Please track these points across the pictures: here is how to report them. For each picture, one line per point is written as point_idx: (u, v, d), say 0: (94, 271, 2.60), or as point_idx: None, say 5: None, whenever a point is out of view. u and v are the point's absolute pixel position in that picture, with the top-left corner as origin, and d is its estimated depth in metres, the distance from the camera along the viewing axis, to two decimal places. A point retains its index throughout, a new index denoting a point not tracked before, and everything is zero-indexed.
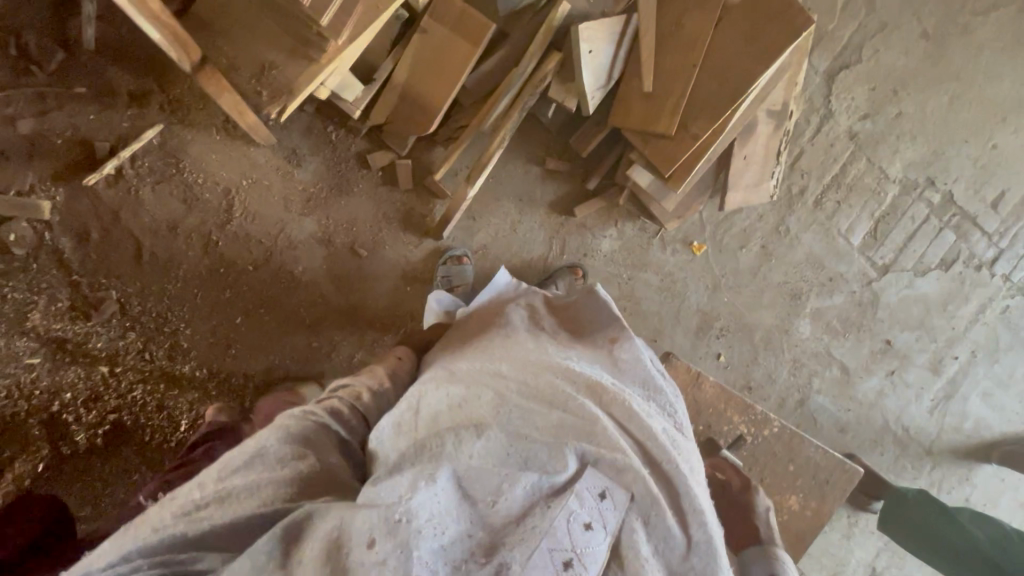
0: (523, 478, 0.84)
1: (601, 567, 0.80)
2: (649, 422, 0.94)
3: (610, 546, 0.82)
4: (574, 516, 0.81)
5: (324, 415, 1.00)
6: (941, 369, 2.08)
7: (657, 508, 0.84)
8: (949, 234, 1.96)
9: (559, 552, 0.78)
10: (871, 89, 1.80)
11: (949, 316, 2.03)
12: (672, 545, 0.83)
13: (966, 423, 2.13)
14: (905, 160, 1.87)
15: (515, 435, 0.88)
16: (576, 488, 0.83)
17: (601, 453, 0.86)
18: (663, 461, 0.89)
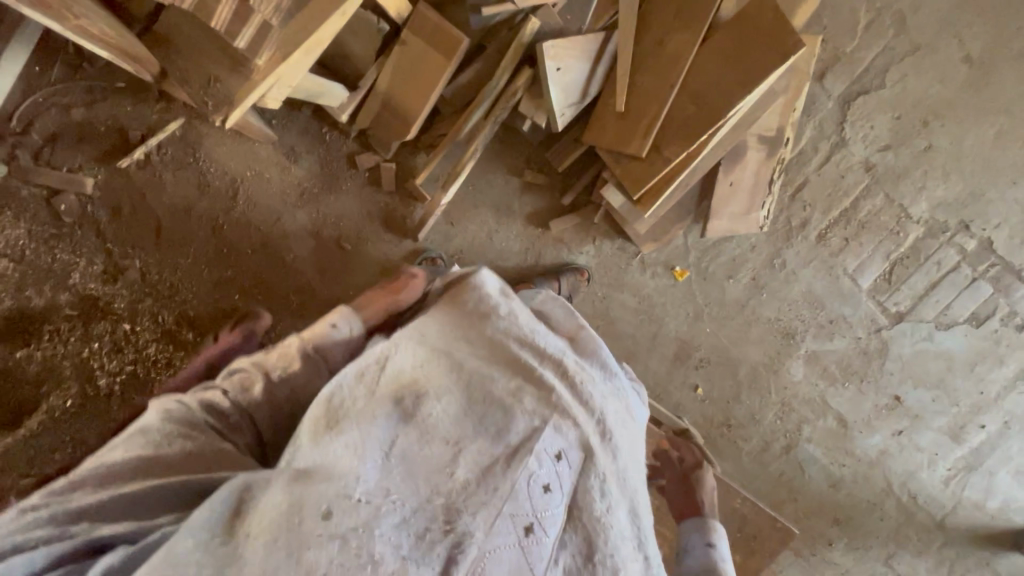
0: (480, 444, 0.86)
1: (558, 530, 0.86)
2: (601, 405, 1.02)
3: (564, 508, 0.88)
4: (533, 479, 0.85)
5: (213, 399, 0.97)
6: (965, 436, 1.84)
7: (603, 478, 0.94)
8: (986, 286, 1.72)
9: (521, 518, 0.81)
10: (894, 118, 1.64)
11: (977, 378, 1.79)
12: (617, 515, 0.93)
13: (991, 501, 1.88)
14: (935, 198, 1.68)
15: (475, 399, 0.92)
16: (536, 451, 0.88)
17: (559, 423, 0.93)
18: (608, 435, 0.99)
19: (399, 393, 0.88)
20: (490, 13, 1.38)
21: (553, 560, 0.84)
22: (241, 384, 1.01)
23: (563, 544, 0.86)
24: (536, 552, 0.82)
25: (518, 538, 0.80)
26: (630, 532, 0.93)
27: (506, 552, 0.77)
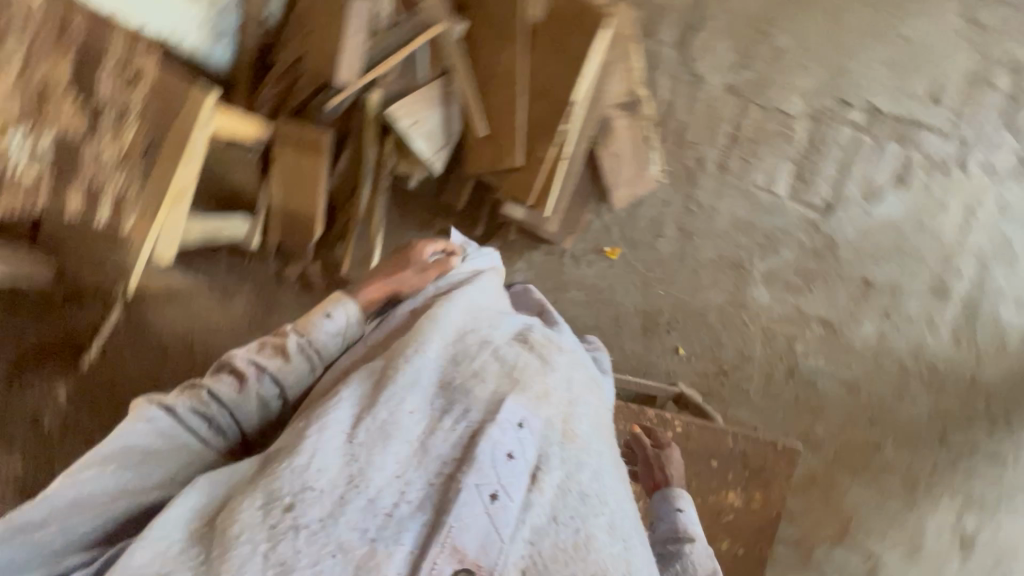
0: (444, 422, 0.84)
1: (525, 496, 0.78)
2: (573, 370, 0.97)
3: (530, 477, 0.80)
4: (497, 446, 0.80)
5: (210, 391, 0.98)
6: (949, 288, 1.81)
7: (577, 444, 0.86)
8: (892, 145, 1.76)
9: (487, 487, 0.77)
10: (732, 40, 1.73)
11: (930, 231, 1.79)
12: (594, 481, 0.84)
13: (1009, 340, 1.82)
14: (804, 89, 1.74)
15: (442, 376, 0.90)
16: (498, 420, 0.83)
17: (523, 387, 0.89)
18: (579, 398, 0.93)
19: (364, 379, 0.89)
20: (334, 104, 1.50)
21: (527, 531, 0.76)
22: (233, 377, 1.00)
23: (536, 519, 0.77)
24: (507, 520, 0.76)
25: (484, 506, 0.76)
26: (602, 495, 0.83)
27: (470, 522, 0.74)
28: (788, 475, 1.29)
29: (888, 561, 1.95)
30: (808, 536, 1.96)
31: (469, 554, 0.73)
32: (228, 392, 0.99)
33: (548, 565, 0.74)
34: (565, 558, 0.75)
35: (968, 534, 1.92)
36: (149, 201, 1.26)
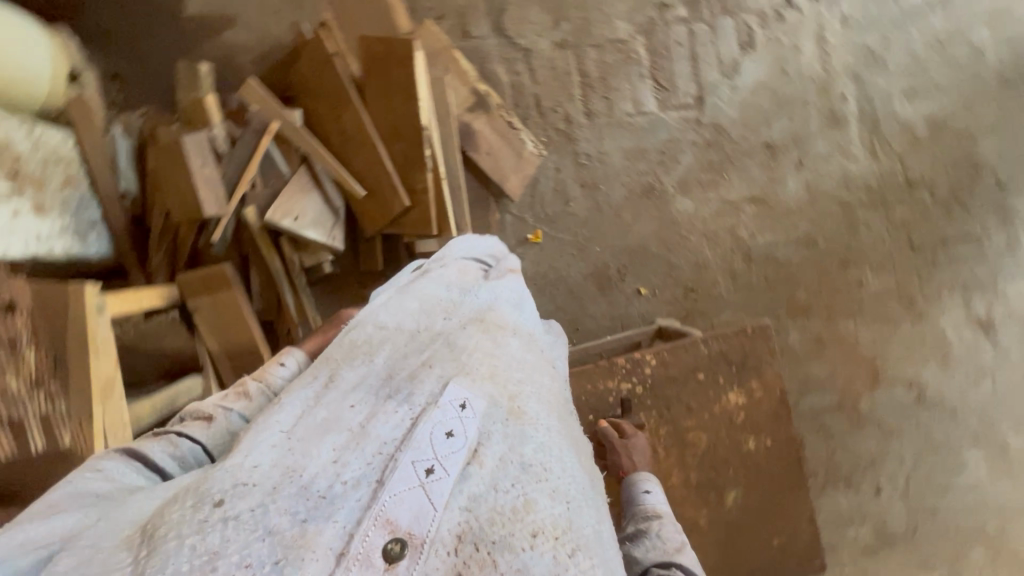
0: (389, 408, 0.76)
1: (464, 470, 0.69)
2: (525, 361, 0.89)
3: (471, 455, 0.70)
4: (438, 425, 0.72)
5: (181, 434, 0.85)
6: (840, 113, 1.88)
7: (523, 422, 0.77)
8: (724, 20, 1.84)
9: (423, 462, 0.68)
10: (539, 4, 1.81)
11: (797, 74, 1.86)
12: (540, 454, 0.75)
13: (915, 130, 1.90)
14: (623, 13, 1.83)
15: (391, 367, 0.83)
16: (439, 402, 0.74)
17: (469, 367, 0.81)
18: (528, 384, 0.85)
19: (311, 380, 0.83)
20: (218, 234, 1.55)
21: (466, 502, 0.67)
22: (200, 418, 0.88)
23: (474, 489, 0.68)
24: (446, 489, 0.66)
25: (419, 481, 0.67)
26: (544, 477, 0.72)
27: (401, 495, 0.65)
28: (772, 348, 1.31)
29: (928, 378, 1.97)
30: (847, 393, 1.96)
31: (402, 528, 0.63)
32: (200, 431, 0.85)
33: (487, 536, 0.65)
34: (509, 528, 0.66)
35: (981, 317, 1.96)
36: (80, 412, 1.20)
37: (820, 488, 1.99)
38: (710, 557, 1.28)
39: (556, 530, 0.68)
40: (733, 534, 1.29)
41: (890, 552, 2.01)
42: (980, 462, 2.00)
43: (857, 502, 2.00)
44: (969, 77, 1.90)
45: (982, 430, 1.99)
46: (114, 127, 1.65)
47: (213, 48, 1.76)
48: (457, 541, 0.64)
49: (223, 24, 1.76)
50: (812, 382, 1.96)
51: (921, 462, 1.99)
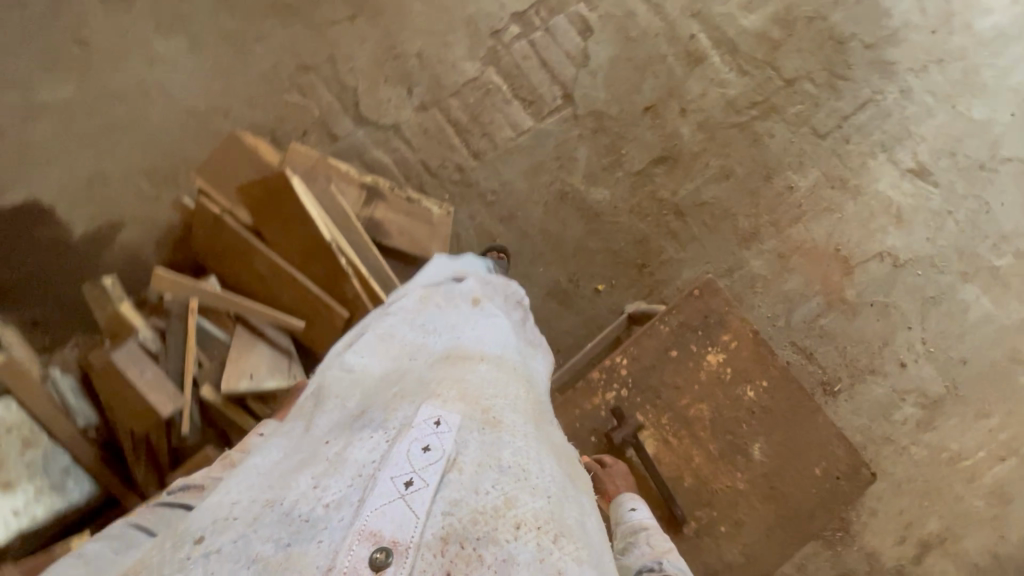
0: (366, 436, 0.78)
1: (443, 479, 0.70)
2: (499, 374, 0.90)
3: (449, 465, 0.72)
4: (414, 442, 0.74)
5: (178, 505, 0.91)
6: (697, 49, 1.95)
7: (499, 428, 0.79)
8: (556, 19, 1.91)
9: (402, 475, 0.69)
10: (387, 80, 1.87)
11: (641, 34, 1.93)
12: (519, 455, 0.77)
13: (768, 33, 1.97)
14: (465, 54, 1.90)
15: (366, 404, 0.87)
16: (414, 421, 0.76)
17: (438, 385, 0.84)
18: (504, 394, 0.86)
19: (295, 432, 0.89)
20: (187, 424, 1.56)
21: (447, 506, 0.68)
22: (195, 488, 0.93)
23: (453, 494, 0.69)
24: (423, 497, 0.67)
25: (399, 494, 0.67)
26: (520, 482, 0.74)
27: (379, 508, 0.66)
28: (727, 298, 1.31)
29: (894, 242, 1.99)
30: (830, 291, 1.97)
31: (382, 538, 0.63)
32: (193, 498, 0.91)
33: (471, 534, 0.66)
34: (494, 525, 0.68)
35: (913, 167, 2.00)
36: None
37: (850, 388, 1.98)
38: (764, 514, 1.26)
39: (540, 521, 0.70)
40: (775, 484, 1.27)
41: (943, 416, 2.00)
42: (981, 296, 2.00)
43: (890, 384, 1.99)
44: None
45: (967, 267, 2.00)
46: (51, 371, 1.66)
47: (114, 255, 1.79)
48: (442, 543, 0.65)
49: (114, 230, 1.80)
50: (793, 296, 1.97)
51: (929, 322, 1.99)
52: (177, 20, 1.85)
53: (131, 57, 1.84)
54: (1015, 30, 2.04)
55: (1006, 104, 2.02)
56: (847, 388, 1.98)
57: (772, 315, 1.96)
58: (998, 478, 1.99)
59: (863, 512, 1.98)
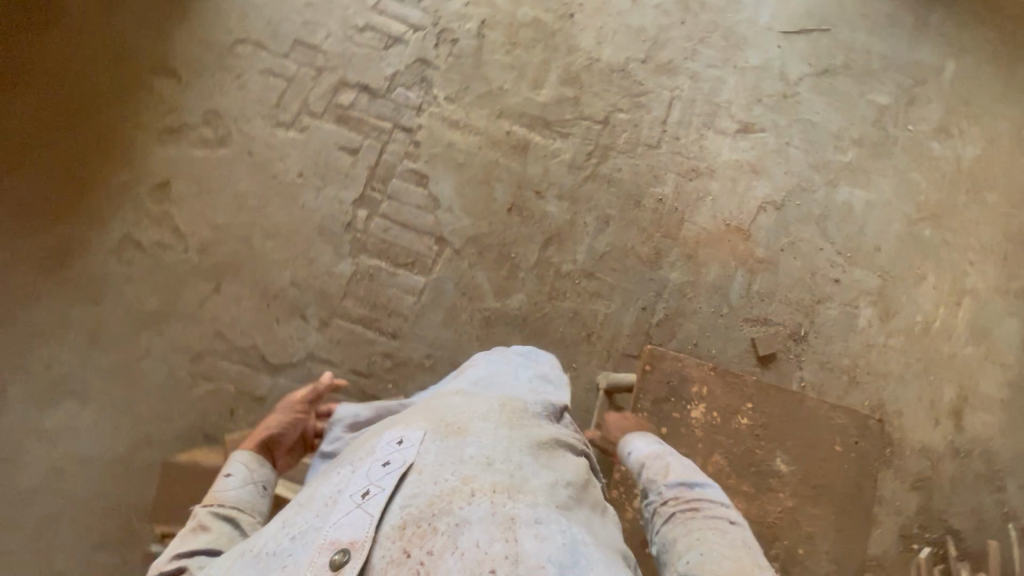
0: (341, 472, 1.07)
1: (394, 483, 0.97)
2: (460, 404, 1.19)
3: (403, 471, 0.99)
4: (379, 461, 1.03)
5: (200, 531, 1.12)
6: (518, 140, 2.10)
7: (457, 437, 1.07)
8: (392, 185, 2.02)
9: (362, 490, 0.98)
10: (279, 321, 1.89)
11: (467, 155, 2.07)
12: (476, 451, 1.03)
13: (564, 94, 2.16)
14: (333, 257, 1.95)
15: (354, 451, 1.17)
16: (381, 449, 1.07)
17: (407, 423, 1.15)
18: (459, 414, 1.14)
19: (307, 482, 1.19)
20: None
21: (403, 503, 0.93)
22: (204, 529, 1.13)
23: (410, 491, 0.95)
24: (380, 497, 0.95)
25: (360, 502, 0.95)
26: (467, 468, 0.99)
27: (347, 515, 0.93)
28: (674, 356, 1.37)
29: (763, 191, 2.18)
30: (746, 259, 2.12)
31: (343, 541, 0.89)
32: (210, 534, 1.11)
33: (424, 515, 0.90)
34: (450, 498, 0.93)
35: (738, 127, 2.23)
36: None
37: (813, 325, 2.11)
38: (826, 514, 1.34)
39: (490, 488, 0.95)
40: (815, 480, 1.34)
41: (894, 299, 2.16)
42: (853, 190, 2.23)
43: (839, 301, 2.14)
44: (551, 36, 2.20)
45: (828, 175, 2.23)
46: None
47: None
48: (399, 531, 0.89)
49: None
50: (721, 281, 2.09)
51: (832, 234, 2.18)
52: (55, 387, 1.79)
53: (28, 448, 1.75)
54: None
55: (768, 42, 2.32)
56: (811, 327, 2.10)
57: (716, 307, 2.07)
58: (963, 321, 2.17)
59: (894, 417, 2.08)
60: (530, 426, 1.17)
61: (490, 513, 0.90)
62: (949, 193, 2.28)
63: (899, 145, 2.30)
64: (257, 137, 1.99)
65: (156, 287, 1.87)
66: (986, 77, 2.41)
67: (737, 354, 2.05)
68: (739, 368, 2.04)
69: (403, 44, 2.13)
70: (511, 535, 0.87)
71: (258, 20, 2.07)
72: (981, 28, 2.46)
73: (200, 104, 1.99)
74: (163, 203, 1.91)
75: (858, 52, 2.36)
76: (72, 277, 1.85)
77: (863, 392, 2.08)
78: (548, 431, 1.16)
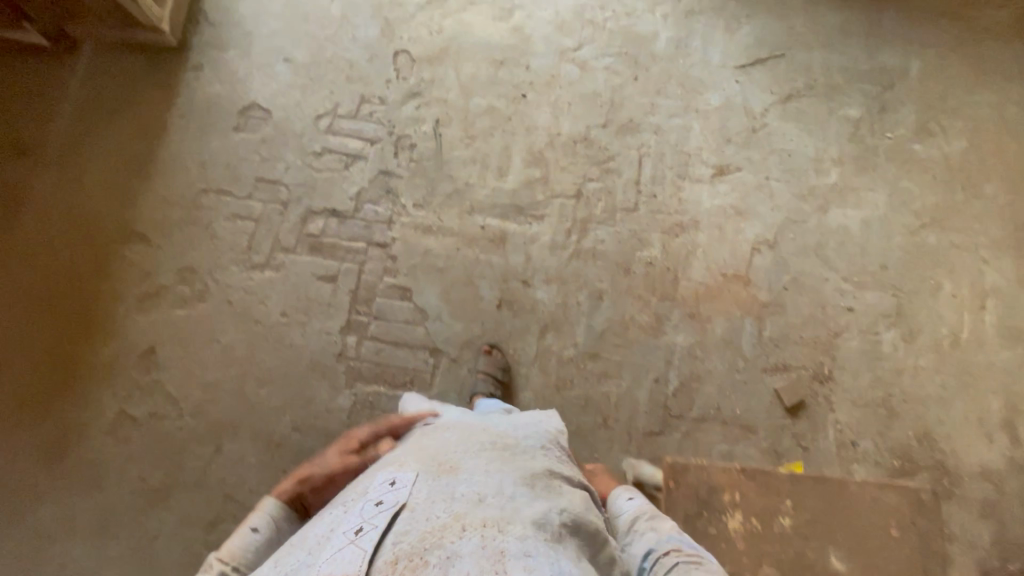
0: (331, 513, 1.06)
1: (386, 521, 0.97)
2: (455, 441, 1.19)
3: (397, 510, 0.99)
4: (371, 500, 1.02)
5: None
6: (495, 231, 2.06)
7: (450, 475, 1.06)
8: (377, 304, 1.97)
9: (356, 527, 0.97)
10: (284, 469, 1.81)
11: (446, 258, 2.03)
12: (469, 489, 1.03)
13: (532, 176, 2.13)
14: (330, 391, 1.89)
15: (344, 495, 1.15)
16: (373, 488, 1.06)
17: (400, 462, 1.14)
18: (454, 453, 1.14)
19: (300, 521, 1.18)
20: None
21: (394, 539, 0.93)
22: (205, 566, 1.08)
23: (403, 525, 0.95)
24: (373, 534, 0.94)
25: (353, 539, 0.95)
26: (460, 505, 0.99)
27: (339, 553, 0.93)
28: (696, 468, 1.45)
29: (753, 232, 2.11)
30: (751, 306, 2.03)
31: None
32: None
33: (417, 548, 0.90)
34: (442, 533, 0.93)
35: (713, 171, 2.17)
36: None
37: (835, 362, 2.00)
38: None
39: (482, 522, 0.95)
40: (878, 568, 1.38)
41: (914, 316, 2.06)
42: (844, 212, 2.15)
43: (858, 330, 2.03)
44: (507, 120, 2.19)
45: (816, 201, 2.16)
46: None
47: None
48: (392, 564, 0.89)
49: None
50: (730, 334, 2.00)
51: (834, 262, 2.10)
52: None
53: None
54: (683, 30, 2.34)
55: (726, 79, 2.29)
56: (834, 364, 2.00)
57: (731, 364, 1.98)
58: (991, 324, 2.06)
59: (944, 443, 1.95)
60: (522, 459, 1.16)
61: (481, 547, 0.90)
62: (944, 193, 2.20)
63: (881, 155, 2.23)
64: (234, 284, 1.96)
65: (157, 462, 1.80)
66: (953, 66, 2.36)
67: (764, 409, 1.94)
68: (769, 423, 1.93)
69: (363, 159, 2.12)
70: (501, 568, 0.87)
71: (217, 168, 2.08)
72: (936, 20, 2.42)
73: (173, 262, 1.97)
74: (150, 372, 1.87)
75: (817, 71, 2.32)
76: (69, 467, 1.79)
77: (905, 423, 1.96)
78: (539, 465, 1.16)
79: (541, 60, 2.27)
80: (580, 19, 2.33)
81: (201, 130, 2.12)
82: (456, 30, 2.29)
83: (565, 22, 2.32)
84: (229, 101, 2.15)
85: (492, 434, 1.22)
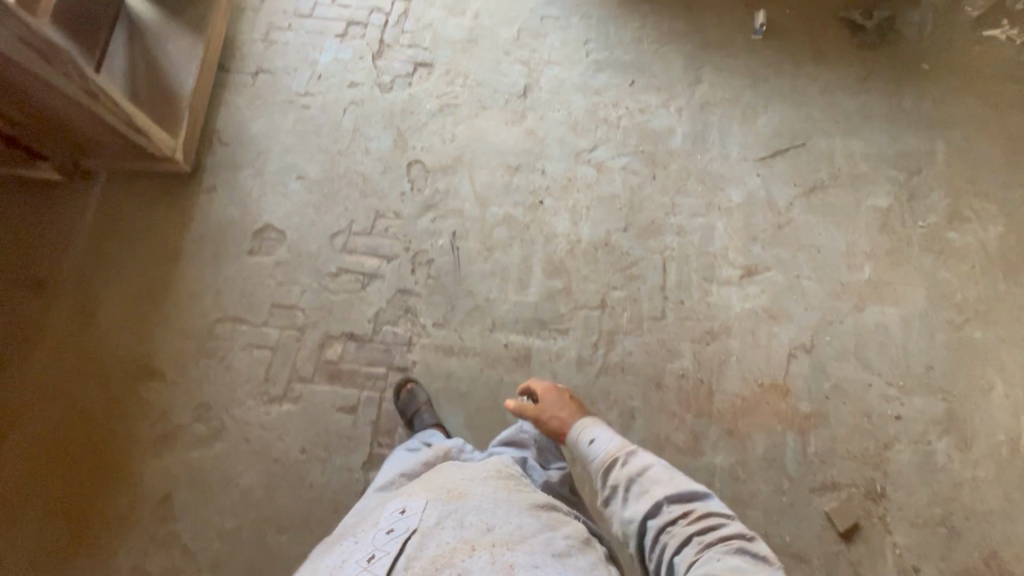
0: (346, 545, 1.14)
1: (398, 544, 1.05)
2: (462, 473, 1.26)
3: (408, 535, 1.06)
4: (384, 528, 1.11)
5: None
6: (519, 349, 1.99)
7: (460, 500, 1.14)
8: (399, 434, 1.89)
9: (369, 553, 1.05)
10: None
11: (469, 380, 1.95)
12: (478, 515, 1.09)
13: (553, 287, 2.06)
14: None
15: (354, 529, 1.23)
16: (386, 518, 1.14)
17: (410, 493, 1.22)
18: (460, 482, 1.21)
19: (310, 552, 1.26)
20: None
21: (405, 563, 1.01)
22: None
23: (415, 550, 1.03)
24: (385, 560, 1.02)
25: (367, 565, 1.02)
26: (468, 528, 1.06)
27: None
28: None
29: (787, 336, 2.02)
30: (792, 419, 1.93)
31: None
32: None
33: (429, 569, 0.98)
34: (451, 555, 1.00)
35: (741, 273, 2.10)
36: None
37: (887, 477, 1.88)
38: None
39: (491, 542, 1.03)
40: None
41: (967, 422, 1.94)
42: (882, 310, 2.06)
43: (908, 441, 1.91)
44: (526, 229, 2.14)
45: (851, 299, 2.07)
46: None
47: None
48: None
49: None
50: (773, 451, 1.90)
51: (876, 365, 1.99)
52: None
53: None
54: (699, 124, 2.30)
55: (747, 173, 2.23)
56: (887, 480, 1.87)
57: (776, 484, 1.86)
58: None
59: (1014, 565, 1.80)
60: (525, 489, 1.23)
61: (490, 563, 0.98)
62: (986, 284, 2.10)
63: (915, 246, 2.14)
64: (252, 419, 1.90)
65: None
66: (982, 146, 2.28)
67: (815, 534, 1.82)
68: (822, 550, 1.80)
69: (380, 278, 2.06)
70: None
71: (232, 295, 2.04)
72: (959, 97, 2.35)
73: (189, 399, 1.91)
74: (168, 522, 1.79)
75: (840, 159, 2.26)
76: None
77: (969, 543, 1.82)
78: (542, 494, 1.23)
79: (555, 163, 2.23)
80: (594, 118, 2.30)
81: (216, 255, 2.08)
82: (468, 136, 2.26)
83: (578, 122, 2.29)
84: (242, 223, 2.13)
85: (497, 466, 1.29)
